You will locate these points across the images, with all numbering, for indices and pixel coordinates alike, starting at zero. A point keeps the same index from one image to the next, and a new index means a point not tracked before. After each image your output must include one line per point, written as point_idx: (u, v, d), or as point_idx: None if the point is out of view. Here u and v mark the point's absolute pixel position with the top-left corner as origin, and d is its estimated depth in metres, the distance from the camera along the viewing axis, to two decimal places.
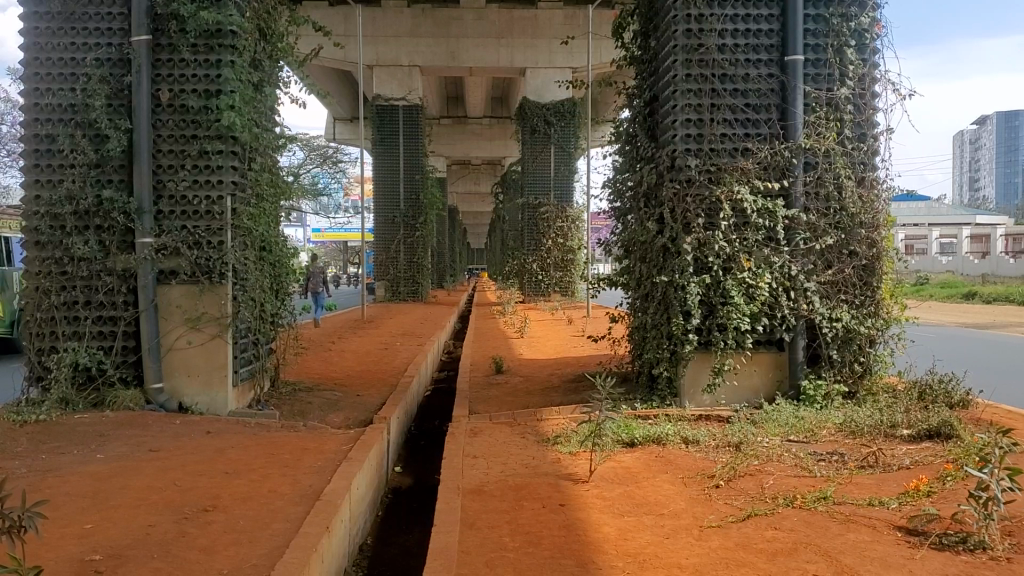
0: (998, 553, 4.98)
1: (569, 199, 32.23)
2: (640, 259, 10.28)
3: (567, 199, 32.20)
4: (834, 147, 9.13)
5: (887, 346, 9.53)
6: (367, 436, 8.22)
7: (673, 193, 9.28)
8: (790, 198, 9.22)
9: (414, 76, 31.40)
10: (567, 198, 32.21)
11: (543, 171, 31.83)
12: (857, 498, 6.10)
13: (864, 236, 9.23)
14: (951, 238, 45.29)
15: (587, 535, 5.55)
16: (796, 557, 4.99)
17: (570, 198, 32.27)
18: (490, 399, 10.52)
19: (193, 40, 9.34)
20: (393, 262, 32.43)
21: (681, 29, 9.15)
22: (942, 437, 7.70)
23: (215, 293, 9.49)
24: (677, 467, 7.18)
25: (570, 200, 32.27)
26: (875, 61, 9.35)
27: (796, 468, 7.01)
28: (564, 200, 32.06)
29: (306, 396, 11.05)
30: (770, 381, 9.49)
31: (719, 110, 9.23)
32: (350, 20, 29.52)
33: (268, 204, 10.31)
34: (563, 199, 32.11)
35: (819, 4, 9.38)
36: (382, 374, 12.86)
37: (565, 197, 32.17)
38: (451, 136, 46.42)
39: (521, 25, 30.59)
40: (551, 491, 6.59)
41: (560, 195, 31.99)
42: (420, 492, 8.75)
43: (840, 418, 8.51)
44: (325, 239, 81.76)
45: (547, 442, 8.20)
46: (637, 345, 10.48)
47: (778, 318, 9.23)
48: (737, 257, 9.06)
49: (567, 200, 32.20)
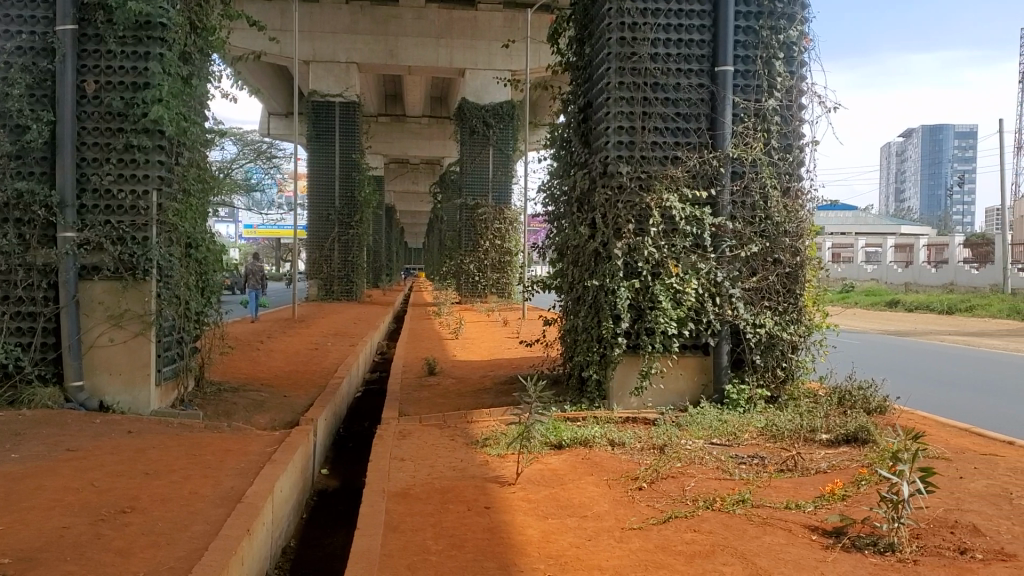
0: (905, 555, 5.15)
1: (508, 203, 32.50)
2: (572, 263, 10.35)
3: (505, 201, 32.44)
4: (761, 157, 9.33)
5: (809, 352, 9.76)
6: (293, 437, 8.14)
7: (605, 199, 9.37)
8: (717, 206, 9.42)
9: (352, 73, 31.09)
10: (505, 199, 32.45)
11: (481, 172, 32.02)
12: (774, 501, 6.25)
13: (788, 245, 9.46)
14: (877, 246, 46.55)
15: (510, 537, 5.58)
16: (713, 559, 5.09)
17: (507, 200, 32.49)
18: (420, 401, 10.49)
19: (120, 31, 9.14)
20: (327, 260, 32.23)
21: (615, 36, 9.26)
22: (858, 442, 7.94)
23: (139, 290, 9.30)
24: (602, 469, 7.27)
25: (507, 202, 32.51)
26: (802, 74, 9.59)
27: (717, 471, 7.15)
28: (501, 202, 32.31)
29: (232, 397, 10.88)
30: (696, 385, 9.65)
31: (651, 118, 9.36)
32: (287, 15, 29.27)
33: (196, 201, 10.15)
34: (501, 201, 32.31)
35: (750, 16, 9.57)
36: (311, 375, 12.73)
37: (502, 200, 32.37)
38: (389, 134, 46.20)
39: (460, 25, 30.52)
40: (477, 493, 6.61)
41: (498, 198, 32.27)
42: (346, 494, 8.69)
43: (761, 421, 8.70)
44: (258, 237, 80.54)
45: (476, 445, 8.21)
46: (568, 347, 10.58)
47: (703, 323, 9.40)
48: (666, 263, 9.22)
49: (506, 203, 32.44)
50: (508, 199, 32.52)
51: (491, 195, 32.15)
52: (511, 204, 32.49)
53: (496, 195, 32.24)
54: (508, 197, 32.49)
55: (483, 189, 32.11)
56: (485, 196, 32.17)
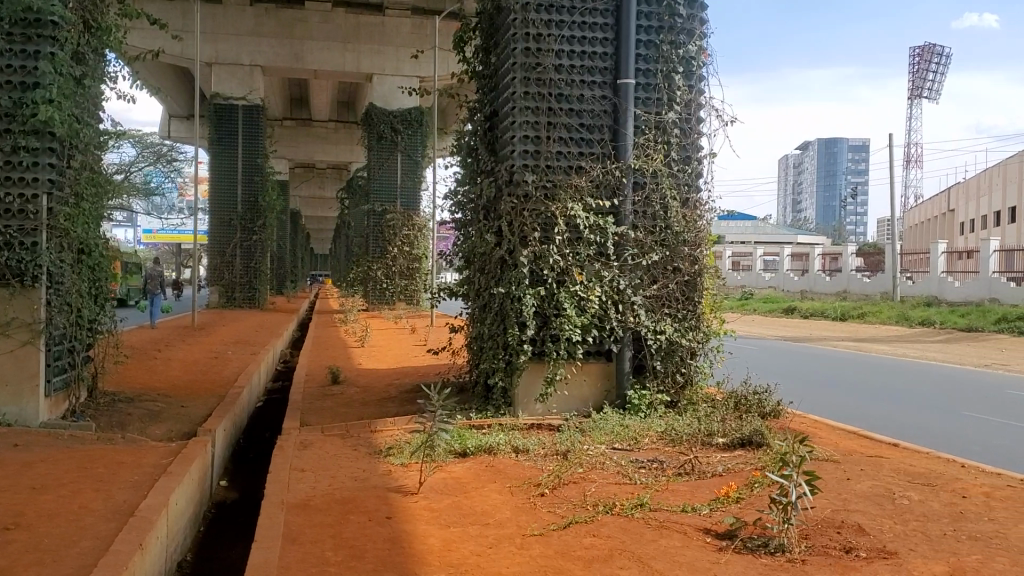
0: (794, 555, 5.33)
1: (417, 208, 32.46)
2: (479, 270, 10.38)
3: (414, 206, 32.41)
4: (661, 168, 9.56)
5: (707, 358, 10.03)
6: (190, 449, 7.95)
7: (511, 207, 9.42)
8: (619, 216, 9.60)
9: (256, 76, 30.39)
10: (415, 204, 32.41)
11: (389, 178, 31.86)
12: (671, 505, 6.39)
13: (688, 254, 9.72)
14: (774, 254, 47.97)
15: (411, 547, 5.57)
16: (611, 564, 5.18)
17: (416, 207, 32.46)
18: (323, 411, 10.36)
19: (8, 28, 8.77)
20: (229, 267, 31.58)
21: (520, 47, 9.34)
22: (753, 445, 8.19)
23: (27, 297, 8.95)
24: (505, 476, 7.31)
25: (417, 208, 32.47)
26: (700, 88, 9.88)
27: (618, 476, 7.28)
28: (411, 208, 32.26)
29: (126, 408, 10.55)
30: (599, 391, 9.79)
31: (556, 128, 9.47)
32: (189, 15, 28.59)
33: (88, 205, 9.81)
34: (410, 208, 32.24)
35: (650, 30, 9.79)
36: (211, 384, 12.44)
37: (412, 205, 32.33)
38: (294, 138, 45.53)
39: (368, 30, 30.32)
40: (378, 503, 6.57)
41: (406, 203, 32.21)
42: (246, 506, 8.53)
43: (661, 426, 8.89)
44: (157, 241, 78.32)
45: (378, 454, 8.16)
46: (474, 354, 10.59)
47: (606, 330, 9.56)
48: (570, 271, 9.33)
49: (415, 209, 32.39)
50: (418, 204, 32.47)
51: (399, 199, 32.06)
52: (421, 208, 32.46)
53: (404, 201, 32.20)
54: (417, 201, 32.46)
55: (392, 196, 31.98)
56: (393, 202, 31.99)
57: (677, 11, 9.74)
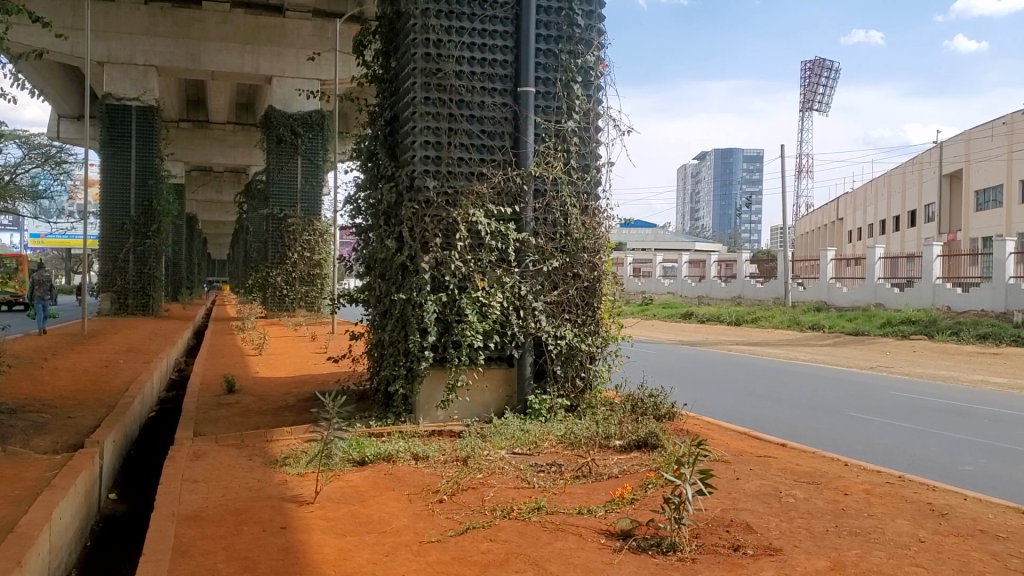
0: (685, 554, 5.47)
1: (318, 215, 32.16)
2: (379, 276, 10.29)
3: (314, 214, 32.11)
4: (561, 176, 9.69)
5: (605, 362, 10.19)
6: (75, 462, 7.65)
7: (412, 213, 9.34)
8: (520, 222, 9.68)
9: (150, 76, 29.57)
10: (315, 211, 32.10)
11: (288, 183, 31.47)
12: (568, 507, 6.48)
13: (587, 260, 9.88)
14: (673, 261, 49.01)
15: (305, 557, 5.49)
16: (507, 568, 5.22)
17: (316, 213, 32.15)
18: (217, 420, 10.12)
19: None
20: (121, 272, 30.57)
21: (420, 52, 9.32)
22: (648, 447, 8.37)
23: None
24: (403, 484, 7.27)
25: (316, 215, 32.15)
26: (598, 98, 10.07)
27: (516, 480, 7.33)
28: (309, 215, 32.00)
29: (6, 419, 10.09)
30: (500, 396, 9.84)
31: (457, 134, 9.49)
32: (78, 13, 27.59)
33: None
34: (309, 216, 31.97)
35: (550, 39, 9.91)
36: (100, 394, 12.01)
37: (311, 213, 32.03)
38: (191, 141, 44.29)
39: (267, 32, 29.63)
40: (273, 514, 6.45)
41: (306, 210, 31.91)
42: (135, 519, 8.26)
43: (561, 430, 8.99)
44: (44, 246, 75.10)
45: (274, 464, 8.02)
46: (374, 362, 10.51)
47: (507, 336, 9.61)
48: (472, 277, 9.35)
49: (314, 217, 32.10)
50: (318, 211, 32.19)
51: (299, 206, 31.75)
52: (321, 216, 32.19)
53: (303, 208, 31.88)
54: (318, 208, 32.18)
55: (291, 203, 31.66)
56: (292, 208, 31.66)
57: (575, 21, 9.90)
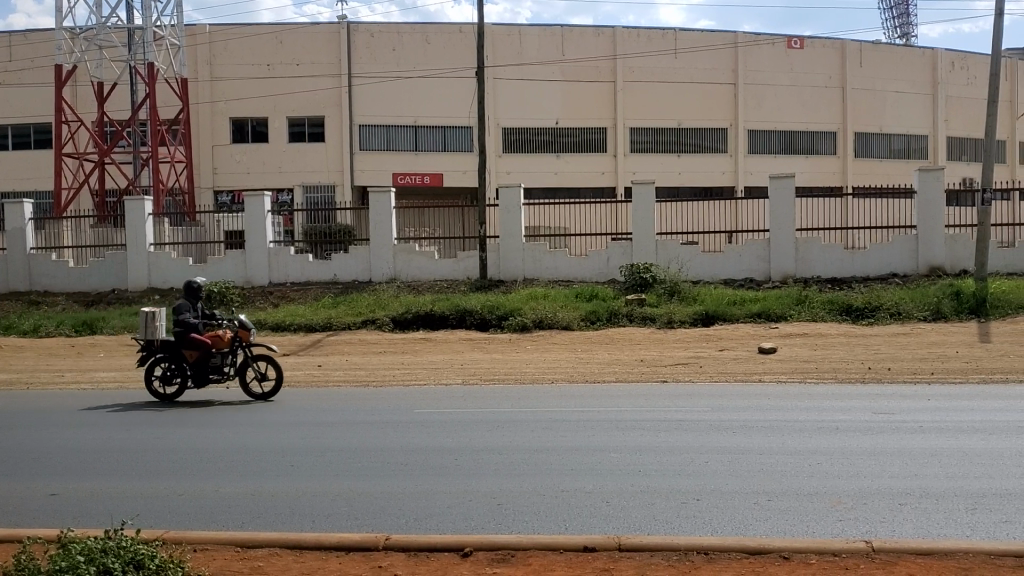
0: None
1: (214, 352, 10.75)
2: None
3: (213, 361, 10.69)
4: None
5: None
6: None
7: None
8: None
9: None
10: (170, 349, 10.88)
11: (147, 341, 10.95)
12: None
13: None
14: None
15: None
16: None
17: (192, 330, 10.68)
18: None
19: None
20: None
21: None
22: None
23: None
24: None
25: (198, 355, 10.80)
26: None
27: None
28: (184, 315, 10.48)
29: None
30: None
31: None
32: None
33: None
34: (203, 378, 10.83)
35: None
36: None
37: (212, 373, 10.77)
38: None
39: None
40: None
41: (172, 342, 10.94)
42: None
43: None
44: None
45: None
46: None
47: None
48: None
49: (197, 327, 10.73)
50: (204, 369, 10.82)
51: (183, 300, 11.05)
52: (228, 366, 10.93)
53: (182, 332, 10.82)
54: (208, 359, 10.75)
55: (234, 330, 10.82)
56: (238, 329, 10.87)
57: None
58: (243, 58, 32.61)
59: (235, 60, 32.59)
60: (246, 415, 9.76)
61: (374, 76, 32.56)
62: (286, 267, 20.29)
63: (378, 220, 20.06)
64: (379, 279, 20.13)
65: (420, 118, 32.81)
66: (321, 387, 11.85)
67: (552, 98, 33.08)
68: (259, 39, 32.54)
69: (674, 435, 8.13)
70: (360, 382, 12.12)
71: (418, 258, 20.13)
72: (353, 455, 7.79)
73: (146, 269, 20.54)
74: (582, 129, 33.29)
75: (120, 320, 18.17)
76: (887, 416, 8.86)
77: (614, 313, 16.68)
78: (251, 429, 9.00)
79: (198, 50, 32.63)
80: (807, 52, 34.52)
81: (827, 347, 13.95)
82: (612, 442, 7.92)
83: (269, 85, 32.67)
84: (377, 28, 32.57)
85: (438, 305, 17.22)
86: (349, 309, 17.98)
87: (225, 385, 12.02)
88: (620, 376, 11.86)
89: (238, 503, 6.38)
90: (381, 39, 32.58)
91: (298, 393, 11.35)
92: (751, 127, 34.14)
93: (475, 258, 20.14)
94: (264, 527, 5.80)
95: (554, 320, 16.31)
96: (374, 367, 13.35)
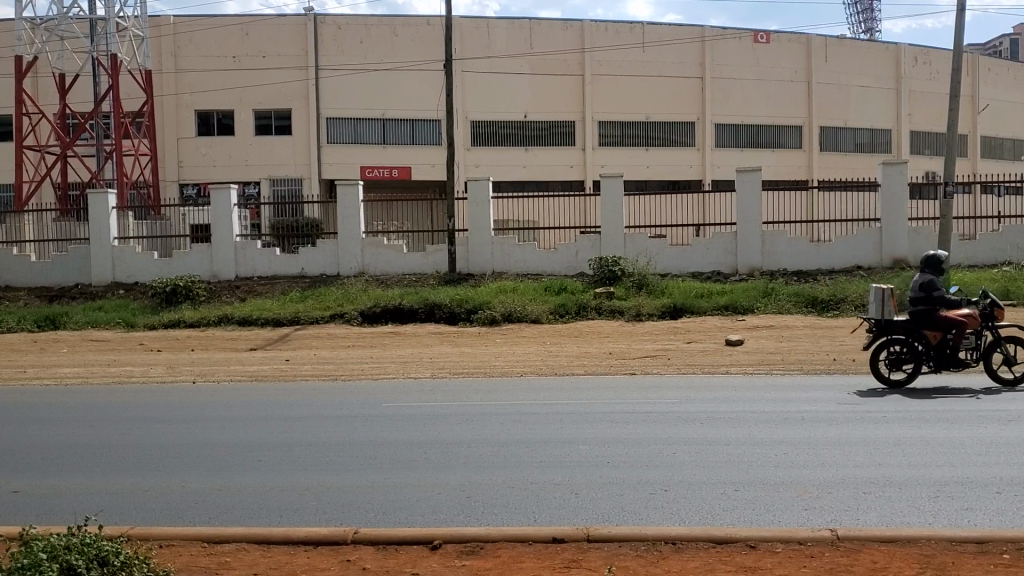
0: None
1: (965, 331, 10.01)
2: None
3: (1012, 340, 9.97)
4: None
5: None
6: None
7: None
8: None
9: None
10: (919, 328, 10.05)
11: (865, 320, 10.24)
12: None
13: None
14: None
15: None
16: None
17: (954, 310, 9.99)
18: None
19: None
20: None
21: None
22: None
23: None
24: None
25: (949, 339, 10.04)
26: None
27: None
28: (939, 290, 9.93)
29: None
30: None
31: None
32: None
33: None
34: (946, 362, 10.09)
35: None
36: None
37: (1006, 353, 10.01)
38: None
39: None
40: None
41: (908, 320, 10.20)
42: None
43: None
44: None
45: None
46: None
47: None
48: None
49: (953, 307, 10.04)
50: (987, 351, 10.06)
51: (930, 279, 10.15)
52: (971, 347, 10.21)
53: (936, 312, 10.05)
54: (954, 340, 10.00)
55: (988, 308, 10.09)
56: (989, 309, 10.13)
57: None
58: (208, 50, 32.27)
59: (200, 52, 32.25)
60: (213, 410, 9.68)
61: (341, 68, 32.37)
62: (253, 261, 20.13)
63: (346, 214, 19.95)
64: (347, 273, 20.03)
65: (388, 111, 32.65)
66: (289, 381, 11.78)
67: (521, 91, 33.08)
68: (225, 30, 32.22)
69: (643, 426, 8.18)
70: (328, 376, 12.08)
71: (386, 252, 20.05)
72: (321, 450, 7.75)
73: (110, 263, 20.28)
74: (551, 123, 33.32)
75: (83, 315, 17.92)
76: (852, 407, 8.97)
77: (583, 306, 16.73)
78: (219, 424, 8.93)
79: (163, 41, 32.24)
80: (773, 47, 34.85)
81: (793, 339, 14.09)
82: (581, 435, 7.96)
83: (235, 77, 32.36)
84: (344, 20, 32.37)
85: (407, 298, 17.18)
86: (317, 303, 17.88)
87: (191, 380, 11.93)
88: (588, 369, 11.90)
89: (205, 498, 6.34)
90: (348, 31, 32.39)
91: (266, 387, 11.28)
92: (719, 121, 34.38)
93: (443, 251, 20.11)
94: (232, 521, 5.77)
95: (523, 314, 16.32)
96: (343, 361, 13.29)
